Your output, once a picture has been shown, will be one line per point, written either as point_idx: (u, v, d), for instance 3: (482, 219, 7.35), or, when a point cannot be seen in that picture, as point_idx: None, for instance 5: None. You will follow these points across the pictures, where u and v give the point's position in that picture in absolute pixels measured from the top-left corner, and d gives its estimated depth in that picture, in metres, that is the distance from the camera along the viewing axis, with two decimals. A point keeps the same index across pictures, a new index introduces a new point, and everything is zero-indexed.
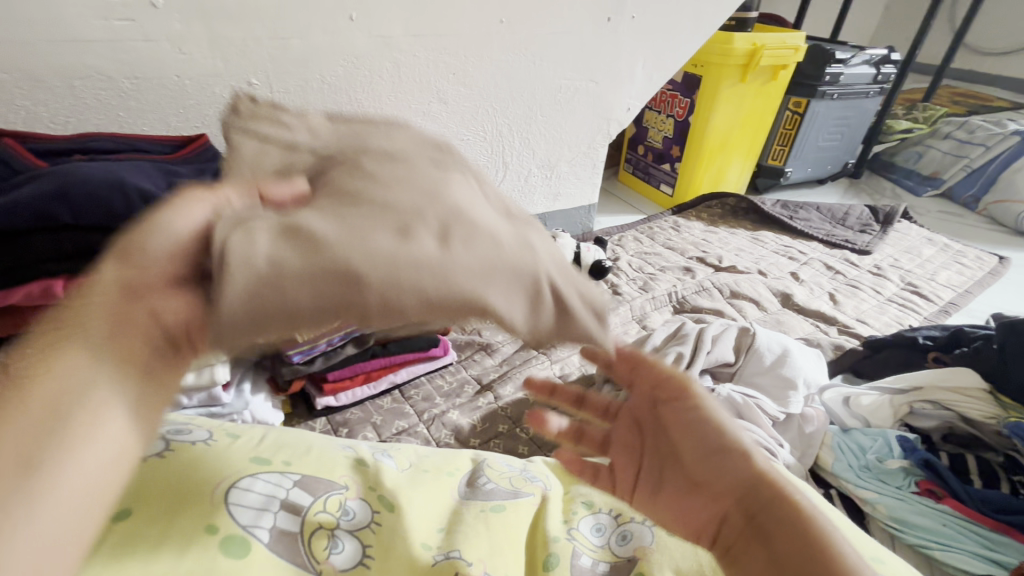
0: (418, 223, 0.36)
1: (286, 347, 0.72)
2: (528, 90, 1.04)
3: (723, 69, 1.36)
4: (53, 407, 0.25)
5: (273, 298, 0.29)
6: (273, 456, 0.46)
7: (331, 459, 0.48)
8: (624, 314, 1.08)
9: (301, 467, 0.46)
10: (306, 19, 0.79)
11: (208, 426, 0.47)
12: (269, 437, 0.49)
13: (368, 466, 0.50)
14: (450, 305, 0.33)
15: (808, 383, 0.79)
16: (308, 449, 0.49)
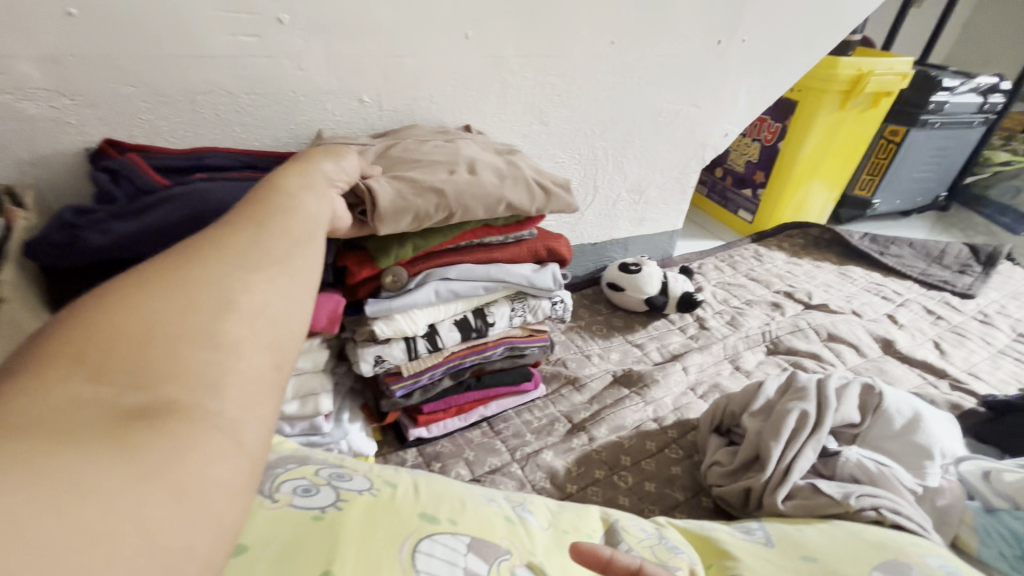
0: (456, 165, 0.62)
1: (391, 381, 0.69)
2: (628, 113, 1.00)
3: (822, 95, 1.28)
4: (298, 229, 0.36)
5: (408, 209, 0.55)
6: (437, 511, 0.42)
7: (485, 516, 0.44)
8: (716, 353, 1.02)
9: (468, 527, 0.41)
10: (421, 37, 0.76)
11: (366, 475, 0.45)
12: (422, 487, 0.45)
13: (518, 525, 0.46)
14: (489, 201, 0.61)
15: (944, 453, 0.72)
16: (464, 504, 0.44)
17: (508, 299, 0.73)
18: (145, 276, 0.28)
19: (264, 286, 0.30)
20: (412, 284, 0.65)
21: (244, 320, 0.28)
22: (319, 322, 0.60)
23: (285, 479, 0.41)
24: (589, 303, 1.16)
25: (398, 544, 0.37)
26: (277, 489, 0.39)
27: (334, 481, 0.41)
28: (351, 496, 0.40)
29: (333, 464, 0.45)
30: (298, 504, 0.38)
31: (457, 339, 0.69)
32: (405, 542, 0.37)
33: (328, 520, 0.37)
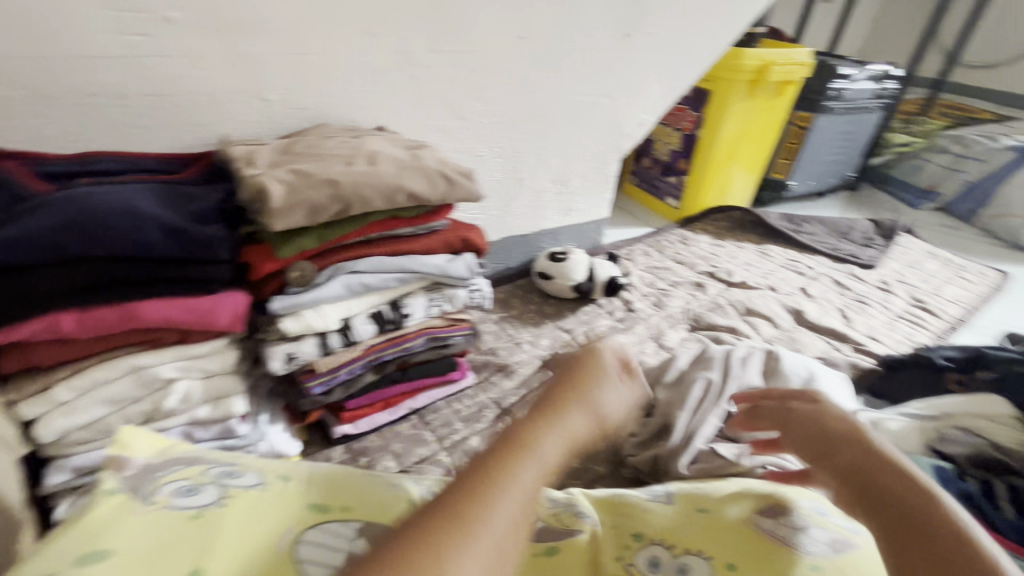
0: (355, 158, 0.65)
1: (306, 379, 0.69)
2: (544, 107, 1.03)
3: (732, 85, 1.36)
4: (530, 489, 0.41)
5: (299, 201, 0.57)
6: (330, 500, 0.43)
7: (388, 501, 0.45)
8: (641, 333, 1.07)
9: (361, 513, 0.43)
10: (324, 34, 0.76)
11: (261, 470, 0.45)
12: (319, 476, 0.45)
13: (419, 505, 0.47)
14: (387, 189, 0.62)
15: (835, 408, 0.78)
16: (364, 492, 0.45)
17: (424, 290, 0.74)
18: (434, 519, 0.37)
19: (542, 462, 0.43)
20: (321, 279, 0.65)
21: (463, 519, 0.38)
22: (222, 321, 0.60)
23: (168, 481, 0.40)
24: (522, 293, 1.19)
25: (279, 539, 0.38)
26: (157, 492, 0.39)
27: (222, 479, 0.41)
28: (238, 492, 0.40)
29: (226, 460, 0.45)
30: (177, 506, 0.38)
31: (372, 331, 0.70)
32: (286, 535, 0.39)
33: (207, 520, 0.37)
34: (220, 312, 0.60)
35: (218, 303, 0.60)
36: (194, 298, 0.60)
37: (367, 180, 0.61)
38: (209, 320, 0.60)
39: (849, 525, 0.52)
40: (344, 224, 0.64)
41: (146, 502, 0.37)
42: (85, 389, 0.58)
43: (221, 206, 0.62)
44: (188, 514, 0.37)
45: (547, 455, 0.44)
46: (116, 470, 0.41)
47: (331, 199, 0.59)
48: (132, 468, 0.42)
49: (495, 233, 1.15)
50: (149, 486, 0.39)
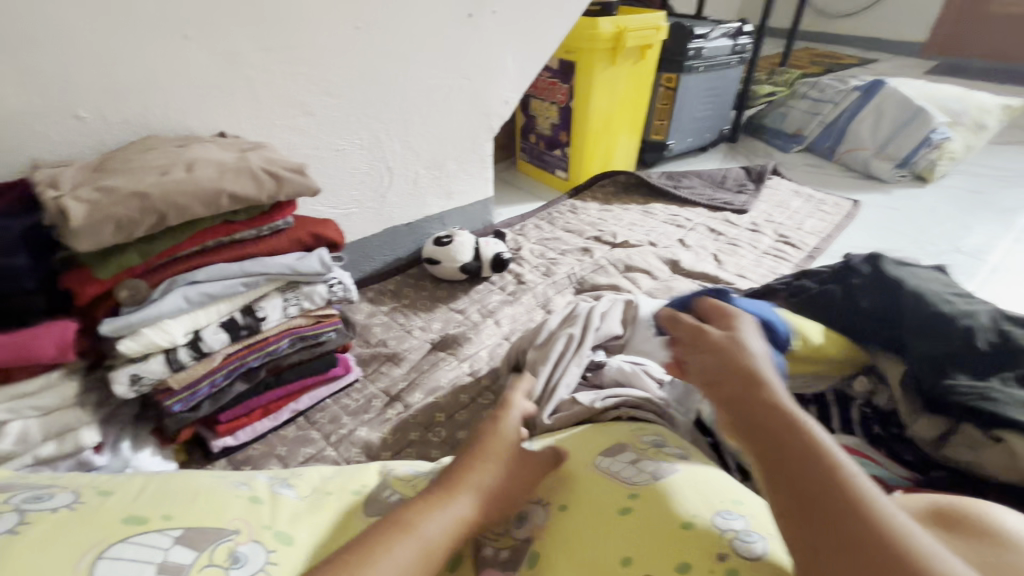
0: (172, 167, 0.63)
1: (162, 399, 0.68)
2: (399, 94, 1.04)
3: (593, 54, 1.41)
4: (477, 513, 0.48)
5: (104, 219, 0.56)
6: (150, 510, 0.45)
7: (219, 502, 0.48)
8: (528, 303, 1.12)
9: (183, 519, 0.45)
10: (131, 41, 0.73)
11: (74, 491, 0.46)
12: (146, 488, 0.48)
13: (262, 502, 0.50)
14: (204, 195, 0.61)
15: None
16: (193, 494, 0.48)
17: (279, 291, 0.74)
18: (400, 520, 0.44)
19: (499, 477, 0.51)
20: (156, 295, 0.64)
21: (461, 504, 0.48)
22: (46, 352, 0.57)
23: None
24: (413, 281, 1.20)
25: (78, 557, 0.39)
26: None
27: (21, 505, 0.42)
28: (39, 517, 0.42)
29: (37, 489, 0.46)
30: None
31: (226, 340, 0.69)
32: (89, 552, 0.39)
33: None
34: (40, 344, 0.57)
35: (36, 335, 0.57)
36: (7, 333, 0.56)
37: (179, 187, 0.60)
38: (28, 354, 0.56)
39: (679, 450, 0.57)
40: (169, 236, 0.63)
41: None
42: None
43: (24, 231, 0.57)
44: None
45: (507, 470, 0.52)
46: None
47: (141, 212, 0.58)
48: None
49: (376, 225, 1.15)
50: None
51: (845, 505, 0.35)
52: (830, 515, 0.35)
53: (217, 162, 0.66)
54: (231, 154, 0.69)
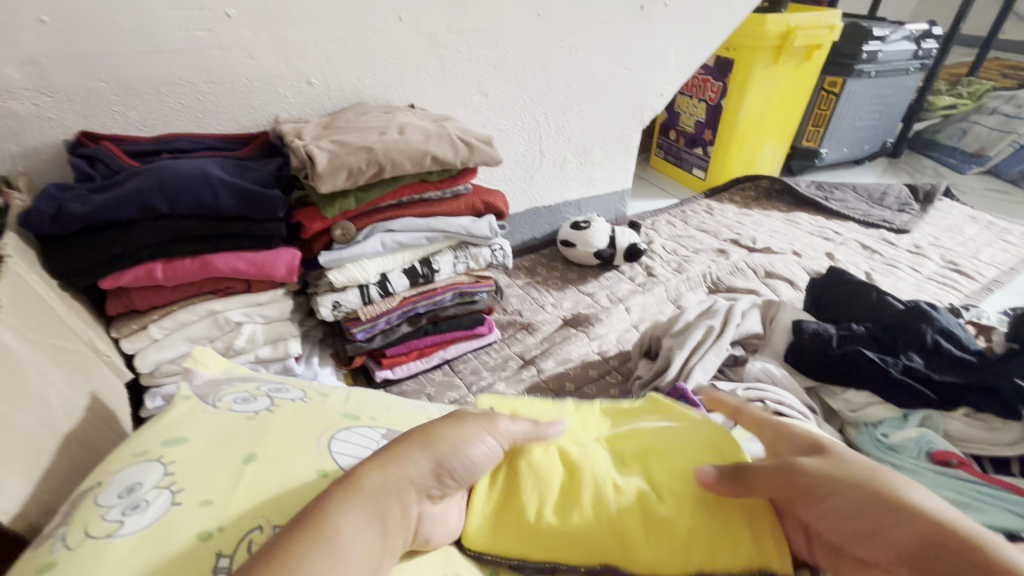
0: (387, 127, 0.73)
1: (351, 326, 0.79)
2: (563, 81, 1.09)
3: (755, 52, 1.36)
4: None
5: (340, 167, 0.67)
6: (359, 413, 0.53)
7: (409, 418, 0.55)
8: (659, 295, 1.13)
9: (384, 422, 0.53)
10: (359, 21, 0.85)
11: (302, 387, 0.56)
12: (351, 397, 0.56)
13: None
14: (413, 154, 0.71)
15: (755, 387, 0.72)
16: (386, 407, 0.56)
17: (451, 248, 0.83)
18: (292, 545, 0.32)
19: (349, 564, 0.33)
20: (360, 237, 0.75)
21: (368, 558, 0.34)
22: (280, 271, 0.70)
23: (229, 393, 0.52)
24: (547, 260, 1.25)
25: (317, 436, 0.48)
26: (220, 399, 0.51)
27: (270, 393, 0.53)
28: (282, 404, 0.51)
29: (274, 382, 0.56)
30: (235, 409, 0.49)
31: (406, 284, 0.80)
32: (322, 436, 0.48)
33: (259, 422, 0.48)
34: (277, 264, 0.70)
35: (275, 257, 0.70)
36: (256, 252, 0.69)
37: (396, 144, 0.70)
38: (268, 270, 0.69)
39: None
40: (379, 188, 0.73)
41: (212, 406, 0.49)
42: (172, 328, 0.70)
43: (275, 173, 0.71)
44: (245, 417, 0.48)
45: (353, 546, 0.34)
46: (190, 379, 0.54)
47: (367, 163, 0.68)
48: (200, 379, 0.55)
49: (522, 204, 1.22)
50: (215, 395, 0.52)
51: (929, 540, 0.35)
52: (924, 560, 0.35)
53: (420, 127, 0.75)
54: (428, 122, 0.78)
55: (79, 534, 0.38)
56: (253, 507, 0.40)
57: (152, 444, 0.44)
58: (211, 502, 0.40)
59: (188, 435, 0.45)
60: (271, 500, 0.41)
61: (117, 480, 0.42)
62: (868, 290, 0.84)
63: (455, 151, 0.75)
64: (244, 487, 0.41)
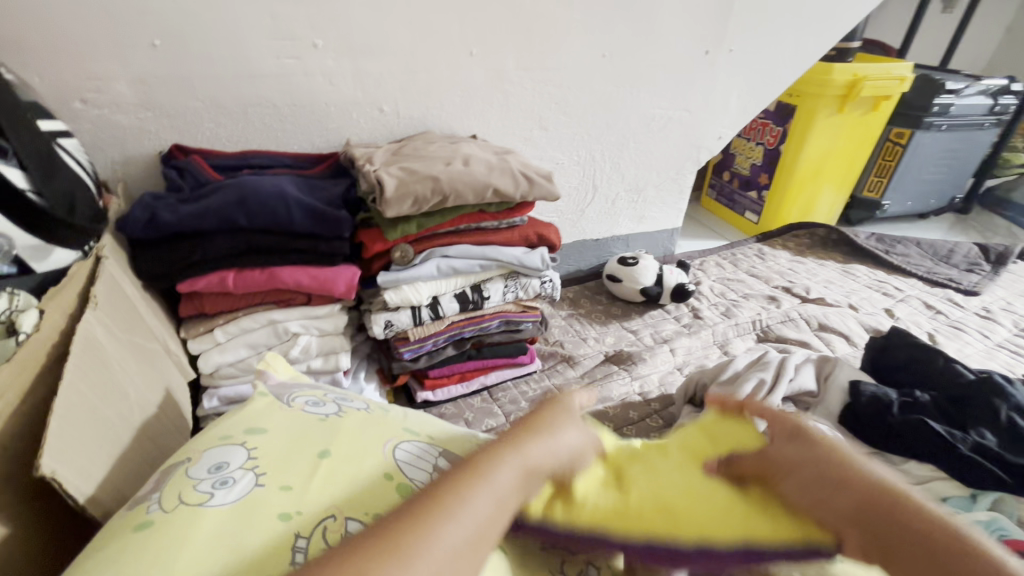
0: (452, 159, 0.76)
1: (399, 345, 0.81)
2: (622, 119, 1.10)
3: (819, 99, 1.34)
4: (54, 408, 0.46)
5: (406, 192, 0.69)
6: (419, 429, 0.55)
7: (464, 438, 0.56)
8: (705, 339, 1.10)
9: (443, 442, 0.54)
10: (433, 55, 0.89)
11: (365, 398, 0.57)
12: (409, 414, 0.57)
13: None
14: (476, 185, 0.73)
15: None
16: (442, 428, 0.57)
17: (503, 277, 0.85)
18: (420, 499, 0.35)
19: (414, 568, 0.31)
20: (418, 260, 0.77)
21: (498, 483, 0.38)
22: (339, 288, 0.73)
23: (301, 395, 0.54)
24: (591, 293, 1.24)
25: (383, 442, 0.49)
26: (293, 400, 0.52)
27: (338, 399, 0.54)
28: (350, 410, 0.53)
29: (339, 390, 0.57)
30: (308, 409, 0.51)
31: (456, 309, 0.82)
32: (389, 442, 0.49)
33: (331, 422, 0.49)
34: (337, 282, 0.73)
35: (336, 275, 0.73)
36: (319, 268, 0.73)
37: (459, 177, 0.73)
38: (329, 286, 0.72)
39: None
40: (440, 214, 0.75)
41: (286, 405, 0.51)
42: (235, 333, 0.74)
43: (343, 195, 0.74)
44: (318, 416, 0.50)
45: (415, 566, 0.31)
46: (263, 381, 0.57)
47: (432, 191, 0.71)
48: (272, 381, 0.57)
49: (571, 236, 1.22)
50: (289, 395, 0.54)
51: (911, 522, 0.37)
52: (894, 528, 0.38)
53: (484, 159, 0.78)
54: (492, 155, 0.81)
55: (173, 501, 0.40)
56: (329, 498, 0.42)
57: (237, 430, 0.47)
58: (290, 488, 0.42)
59: (268, 427, 0.47)
60: (341, 499, 0.42)
61: (205, 458, 0.44)
62: (935, 355, 0.80)
63: (516, 185, 0.77)
64: (320, 480, 0.43)
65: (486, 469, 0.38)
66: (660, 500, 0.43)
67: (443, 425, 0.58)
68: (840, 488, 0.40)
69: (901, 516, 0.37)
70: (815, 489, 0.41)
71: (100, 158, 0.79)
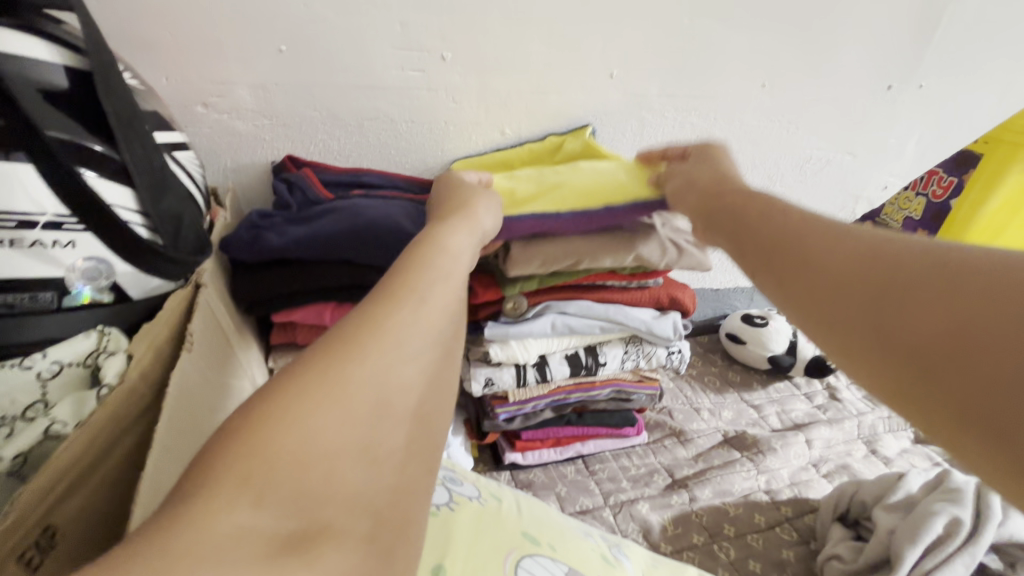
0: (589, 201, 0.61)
1: (496, 405, 0.71)
2: (771, 159, 0.94)
3: (1018, 150, 1.10)
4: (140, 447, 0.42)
5: (537, 256, 0.61)
6: (538, 535, 0.51)
7: (584, 555, 0.51)
8: (848, 430, 0.91)
9: (564, 556, 0.49)
10: (569, 76, 0.79)
11: (474, 483, 0.55)
12: (523, 507, 0.54)
13: (613, 566, 0.52)
14: (617, 249, 0.63)
15: None
16: (560, 532, 0.53)
17: (622, 341, 0.73)
18: (336, 337, 0.31)
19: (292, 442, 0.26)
20: (531, 314, 0.66)
21: (428, 296, 0.36)
22: None
23: None
24: (703, 351, 1.09)
25: (503, 554, 0.47)
26: None
27: (448, 484, 0.53)
28: (462, 501, 0.51)
29: (448, 470, 0.56)
30: None
31: (565, 373, 0.71)
32: (509, 556, 0.47)
33: (442, 518, 0.48)
34: None
35: None
36: None
37: (588, 246, 0.62)
38: None
39: None
40: (569, 272, 0.64)
41: None
42: None
43: None
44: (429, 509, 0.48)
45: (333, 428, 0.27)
46: None
47: (566, 257, 0.62)
48: None
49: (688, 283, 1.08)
50: None
51: (976, 358, 0.24)
52: (953, 360, 0.25)
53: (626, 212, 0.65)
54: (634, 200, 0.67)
55: None
56: None
57: None
58: None
59: None
60: None
61: None
62: None
63: (659, 250, 0.65)
64: None
65: (411, 282, 0.36)
66: (569, 197, 0.60)
67: (560, 525, 0.54)
68: (794, 218, 0.39)
69: (904, 276, 0.29)
70: (753, 210, 0.43)
71: (214, 164, 0.76)
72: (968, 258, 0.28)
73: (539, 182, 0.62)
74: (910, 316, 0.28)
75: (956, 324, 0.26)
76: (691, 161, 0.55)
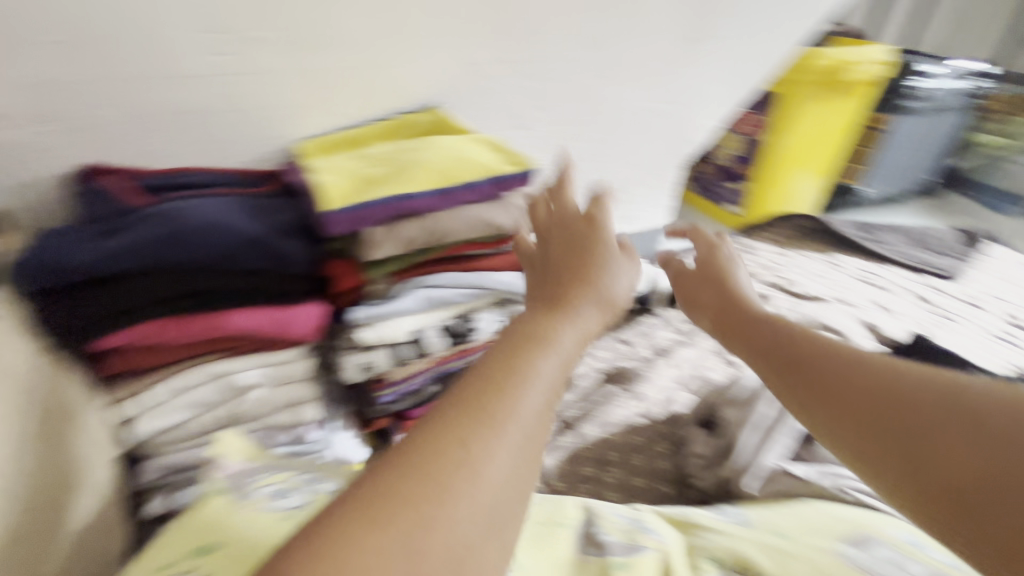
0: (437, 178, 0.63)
1: (379, 387, 0.69)
2: (606, 114, 1.02)
3: (800, 86, 1.30)
4: None
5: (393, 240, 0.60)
6: None
7: None
8: (703, 347, 1.04)
9: None
10: (398, 49, 0.77)
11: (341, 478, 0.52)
12: None
13: None
14: (473, 220, 0.65)
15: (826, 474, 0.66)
16: None
17: (493, 304, 0.75)
18: (408, 449, 0.32)
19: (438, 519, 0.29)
20: (398, 293, 0.68)
21: (500, 425, 0.33)
22: (301, 330, 0.62)
23: (266, 484, 0.49)
24: None
25: None
26: (256, 492, 0.47)
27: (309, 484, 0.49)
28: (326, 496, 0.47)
29: (312, 473, 0.53)
30: (271, 507, 0.45)
31: (444, 343, 0.70)
32: None
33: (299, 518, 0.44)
34: (298, 323, 0.62)
35: (295, 315, 0.62)
36: (277, 307, 0.61)
37: (443, 220, 0.63)
38: (290, 330, 0.61)
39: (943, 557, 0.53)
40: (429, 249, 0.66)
41: (247, 500, 0.46)
42: (172, 392, 0.60)
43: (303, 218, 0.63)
44: (285, 514, 0.44)
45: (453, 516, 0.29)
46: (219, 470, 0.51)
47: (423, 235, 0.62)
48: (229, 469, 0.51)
49: None
50: (250, 485, 0.48)
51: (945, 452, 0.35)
52: (917, 459, 0.36)
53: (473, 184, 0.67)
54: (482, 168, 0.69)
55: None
56: None
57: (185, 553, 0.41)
58: None
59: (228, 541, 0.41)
60: None
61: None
62: None
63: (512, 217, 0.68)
64: None
65: (512, 372, 0.37)
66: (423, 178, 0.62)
67: None
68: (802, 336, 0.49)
69: (871, 384, 0.41)
70: (765, 322, 0.53)
71: None
72: (914, 375, 0.40)
73: (392, 164, 0.64)
74: (926, 419, 0.37)
75: (905, 431, 0.38)
76: (713, 283, 0.62)
